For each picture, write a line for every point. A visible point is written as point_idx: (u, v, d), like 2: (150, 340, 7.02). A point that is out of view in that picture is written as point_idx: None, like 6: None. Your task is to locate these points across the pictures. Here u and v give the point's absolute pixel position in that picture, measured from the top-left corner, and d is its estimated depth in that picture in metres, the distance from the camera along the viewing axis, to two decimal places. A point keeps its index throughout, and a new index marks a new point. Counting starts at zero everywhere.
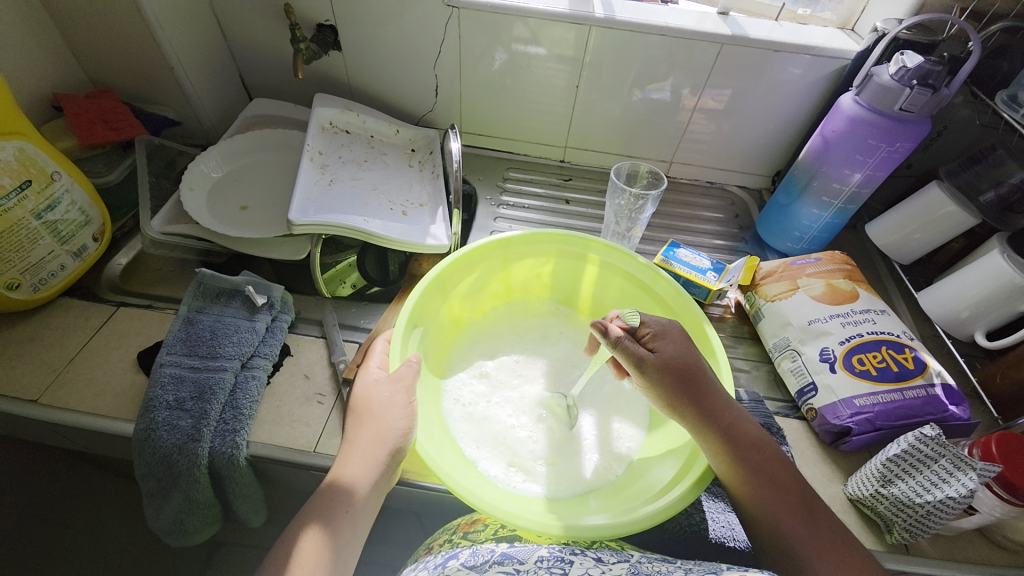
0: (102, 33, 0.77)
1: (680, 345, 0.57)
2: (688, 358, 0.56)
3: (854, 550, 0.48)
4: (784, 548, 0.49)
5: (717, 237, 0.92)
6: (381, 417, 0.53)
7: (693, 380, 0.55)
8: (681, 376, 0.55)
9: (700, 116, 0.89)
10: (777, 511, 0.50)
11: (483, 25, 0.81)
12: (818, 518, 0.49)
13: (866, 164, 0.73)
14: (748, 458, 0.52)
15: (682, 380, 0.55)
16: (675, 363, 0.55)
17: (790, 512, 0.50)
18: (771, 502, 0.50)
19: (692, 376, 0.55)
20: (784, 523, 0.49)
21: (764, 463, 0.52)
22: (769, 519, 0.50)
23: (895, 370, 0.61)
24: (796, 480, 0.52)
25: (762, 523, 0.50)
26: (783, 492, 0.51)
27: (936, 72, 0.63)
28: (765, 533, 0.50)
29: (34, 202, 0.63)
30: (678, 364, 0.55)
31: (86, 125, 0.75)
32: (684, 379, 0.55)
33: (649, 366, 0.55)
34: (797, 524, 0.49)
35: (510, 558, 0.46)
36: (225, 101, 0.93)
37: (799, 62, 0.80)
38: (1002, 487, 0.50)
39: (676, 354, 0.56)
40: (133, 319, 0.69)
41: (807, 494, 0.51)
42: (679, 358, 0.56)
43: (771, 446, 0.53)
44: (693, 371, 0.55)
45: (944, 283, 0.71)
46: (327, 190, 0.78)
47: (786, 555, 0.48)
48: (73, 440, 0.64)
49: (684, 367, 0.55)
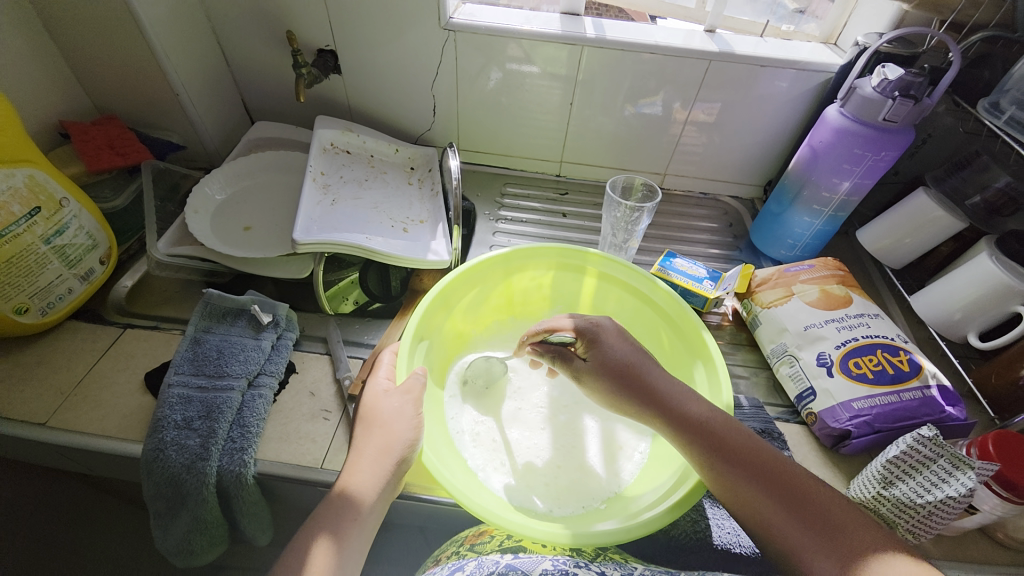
0: (111, 62, 0.79)
1: (612, 346, 0.59)
2: (622, 356, 0.58)
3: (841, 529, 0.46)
4: (766, 528, 0.48)
5: (712, 246, 0.94)
6: (389, 427, 0.54)
7: (629, 380, 0.57)
8: (617, 376, 0.57)
9: (692, 129, 0.92)
10: (754, 498, 0.49)
11: (478, 46, 0.84)
12: (799, 501, 0.48)
13: (854, 172, 0.75)
14: (712, 444, 0.51)
15: (618, 380, 0.57)
16: (608, 365, 0.58)
17: (767, 499, 0.48)
18: (748, 492, 0.49)
19: (628, 374, 0.57)
20: (764, 512, 0.48)
21: (732, 448, 0.51)
22: (750, 507, 0.49)
23: (891, 373, 0.62)
24: (769, 462, 0.50)
25: (743, 509, 0.49)
26: (758, 477, 0.49)
27: (916, 83, 0.65)
28: (750, 519, 0.49)
29: (43, 227, 0.65)
30: (611, 366, 0.58)
31: (93, 151, 0.77)
32: (618, 381, 0.57)
33: (582, 375, 0.59)
34: (777, 512, 0.48)
35: (515, 570, 0.47)
36: (228, 126, 0.96)
37: (785, 76, 0.83)
38: (1000, 486, 0.51)
39: (609, 357, 0.58)
40: (139, 340, 0.70)
41: (784, 474, 0.49)
42: (611, 359, 0.58)
43: (732, 428, 0.52)
44: (627, 371, 0.57)
45: (935, 285, 0.72)
46: (330, 209, 0.80)
47: (767, 535, 0.48)
48: (80, 462, 0.64)
49: (618, 367, 0.57)
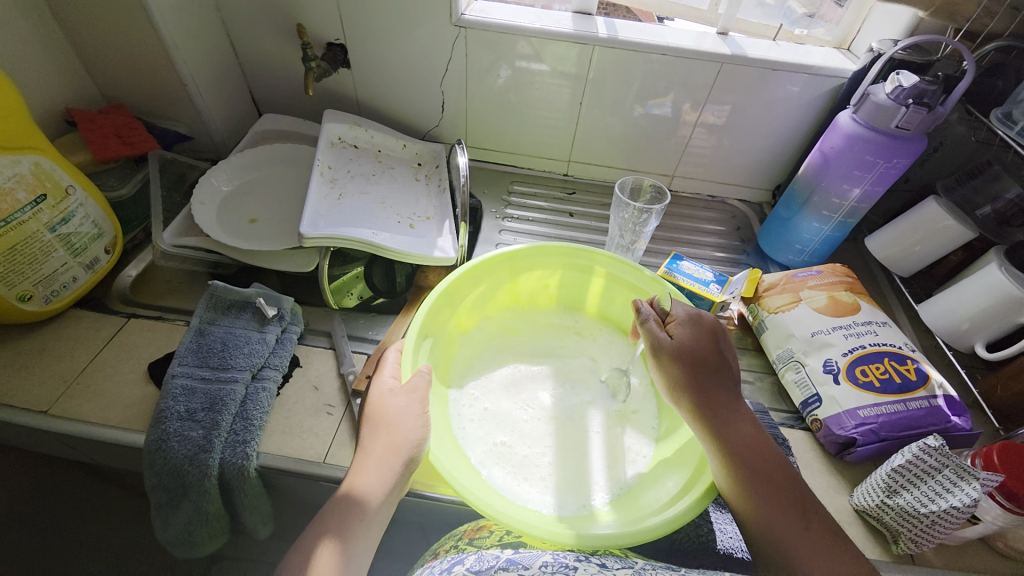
0: (119, 50, 0.79)
1: (700, 336, 0.59)
2: (705, 349, 0.58)
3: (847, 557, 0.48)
4: (776, 548, 0.49)
5: (718, 250, 0.93)
6: (395, 428, 0.53)
7: (705, 372, 0.57)
8: (695, 364, 0.57)
9: (701, 131, 0.91)
10: (770, 514, 0.50)
11: (489, 43, 0.83)
12: (812, 523, 0.50)
13: (865, 179, 0.74)
14: (747, 457, 0.52)
15: (694, 367, 0.57)
16: (690, 350, 0.57)
17: (783, 516, 0.50)
18: (766, 508, 0.50)
19: (705, 367, 0.57)
20: (777, 527, 0.50)
21: (762, 465, 0.52)
22: (762, 522, 0.50)
23: (898, 382, 0.62)
24: (790, 483, 0.52)
25: (753, 524, 0.51)
26: (777, 495, 0.51)
27: (930, 91, 0.65)
28: (757, 533, 0.51)
29: (49, 215, 0.64)
30: (694, 353, 0.57)
31: (100, 139, 0.77)
32: (696, 368, 0.57)
33: (664, 349, 0.58)
34: (789, 530, 0.49)
35: (515, 564, 0.47)
36: (236, 118, 0.95)
37: (797, 80, 0.82)
38: (1003, 496, 0.51)
39: (694, 345, 0.58)
40: (143, 330, 0.70)
41: (802, 497, 0.51)
42: (695, 347, 0.58)
43: (768, 446, 0.53)
44: (708, 363, 0.57)
45: (944, 295, 0.72)
46: (337, 204, 0.79)
47: (777, 555, 0.49)
48: (81, 451, 0.64)
49: (699, 357, 0.57)
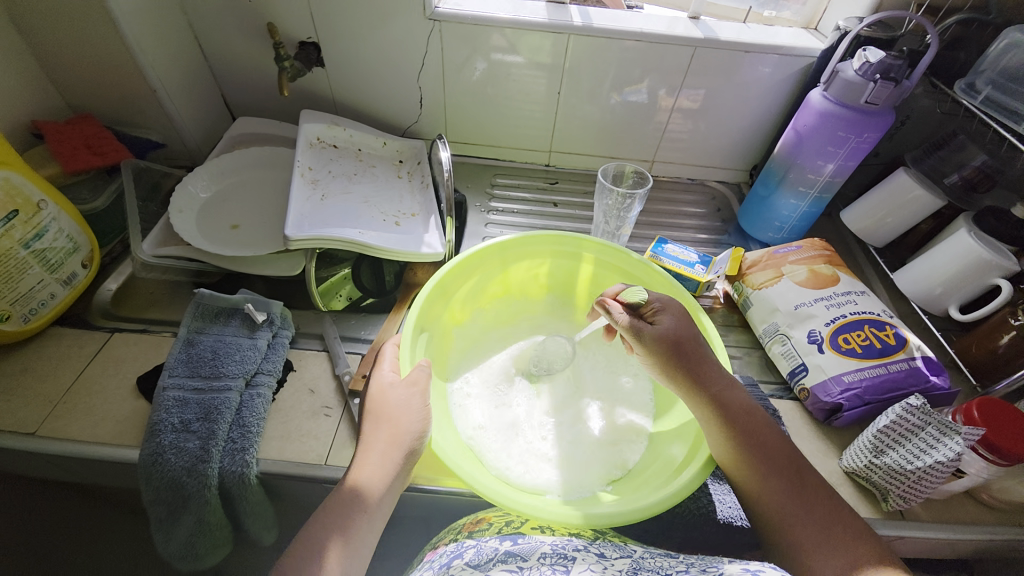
0: (83, 58, 0.76)
1: (681, 321, 0.59)
2: (689, 333, 0.58)
3: (841, 515, 0.50)
4: (772, 511, 0.51)
5: (700, 232, 0.95)
6: (396, 420, 0.54)
7: (692, 355, 0.57)
8: (680, 348, 0.57)
9: (678, 116, 0.93)
10: (767, 481, 0.52)
11: (464, 36, 0.83)
12: (806, 486, 0.52)
13: (837, 154, 0.76)
14: (743, 429, 0.54)
15: (681, 352, 0.57)
16: (675, 335, 0.58)
17: (779, 482, 0.52)
18: (763, 475, 0.52)
19: (691, 350, 0.57)
20: (774, 493, 0.52)
21: (757, 435, 0.54)
22: (760, 489, 0.52)
23: (878, 347, 0.65)
24: (785, 449, 0.54)
25: (752, 490, 0.53)
26: (774, 462, 0.53)
27: (896, 66, 0.67)
28: (756, 499, 0.52)
29: (22, 231, 0.62)
30: (678, 338, 0.57)
31: (69, 151, 0.74)
32: (681, 353, 0.57)
33: (649, 338, 0.58)
34: (786, 494, 0.51)
35: (514, 556, 0.48)
36: (209, 123, 0.93)
37: (768, 61, 0.84)
38: (986, 449, 0.53)
39: (678, 330, 0.58)
40: (128, 344, 0.68)
41: (796, 462, 0.53)
42: (679, 332, 0.58)
43: (760, 417, 0.55)
44: (692, 346, 0.57)
45: (917, 263, 0.75)
46: (320, 205, 0.78)
47: (777, 520, 0.51)
48: (73, 471, 0.62)
49: (682, 341, 0.57)
